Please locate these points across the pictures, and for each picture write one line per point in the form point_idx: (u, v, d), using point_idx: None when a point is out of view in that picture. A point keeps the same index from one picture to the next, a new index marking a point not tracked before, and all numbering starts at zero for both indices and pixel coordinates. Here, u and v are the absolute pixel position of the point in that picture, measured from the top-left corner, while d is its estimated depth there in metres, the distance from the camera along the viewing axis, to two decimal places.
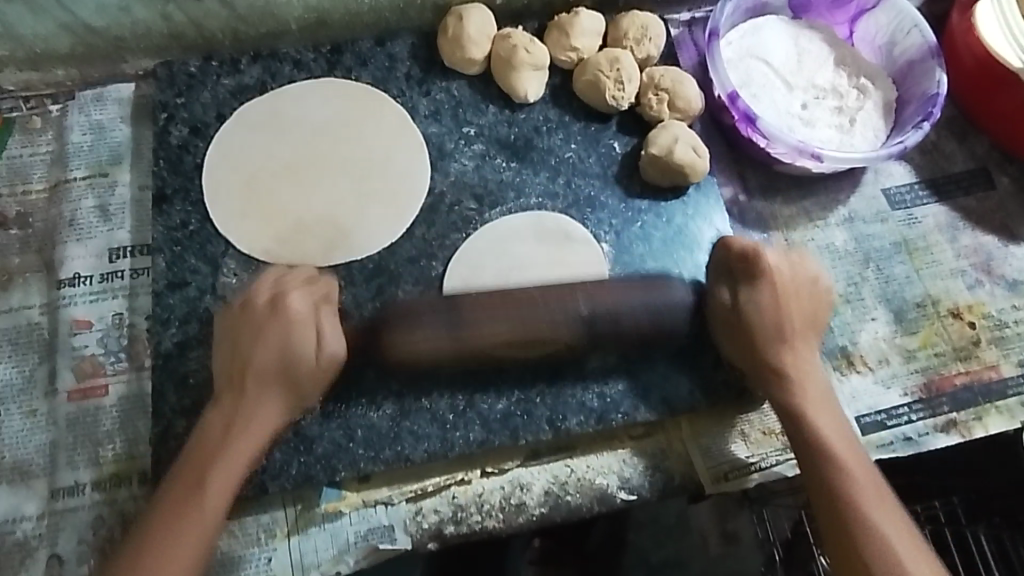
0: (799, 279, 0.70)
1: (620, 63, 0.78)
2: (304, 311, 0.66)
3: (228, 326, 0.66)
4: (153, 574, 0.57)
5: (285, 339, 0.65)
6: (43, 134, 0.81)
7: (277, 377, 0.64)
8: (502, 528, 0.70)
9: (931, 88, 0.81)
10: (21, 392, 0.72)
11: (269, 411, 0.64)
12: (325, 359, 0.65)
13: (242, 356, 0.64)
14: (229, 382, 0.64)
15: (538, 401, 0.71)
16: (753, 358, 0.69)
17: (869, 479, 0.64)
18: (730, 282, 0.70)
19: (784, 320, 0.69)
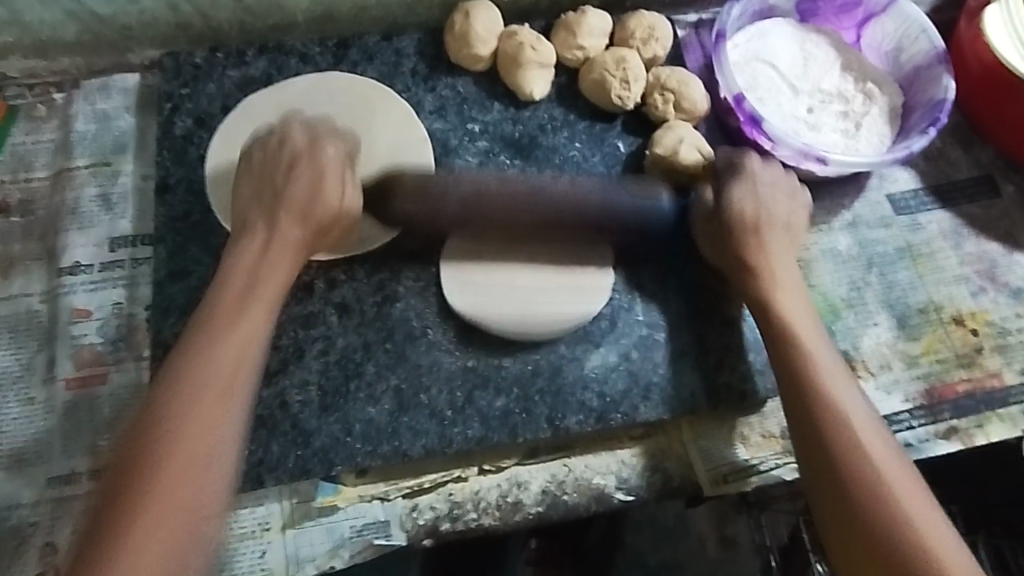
0: (778, 191, 0.72)
1: (627, 62, 0.78)
2: (337, 159, 0.69)
3: (258, 162, 0.69)
4: (171, 453, 0.56)
5: (319, 178, 0.68)
6: (47, 122, 0.80)
7: (302, 217, 0.67)
8: (498, 526, 0.69)
9: (937, 94, 0.81)
10: (19, 379, 0.71)
11: (280, 253, 0.66)
12: (345, 207, 0.68)
13: (272, 181, 0.67)
14: (258, 213, 0.67)
15: (538, 400, 0.70)
16: (737, 266, 0.69)
17: (873, 443, 0.61)
18: (716, 185, 0.72)
19: (761, 225, 0.70)
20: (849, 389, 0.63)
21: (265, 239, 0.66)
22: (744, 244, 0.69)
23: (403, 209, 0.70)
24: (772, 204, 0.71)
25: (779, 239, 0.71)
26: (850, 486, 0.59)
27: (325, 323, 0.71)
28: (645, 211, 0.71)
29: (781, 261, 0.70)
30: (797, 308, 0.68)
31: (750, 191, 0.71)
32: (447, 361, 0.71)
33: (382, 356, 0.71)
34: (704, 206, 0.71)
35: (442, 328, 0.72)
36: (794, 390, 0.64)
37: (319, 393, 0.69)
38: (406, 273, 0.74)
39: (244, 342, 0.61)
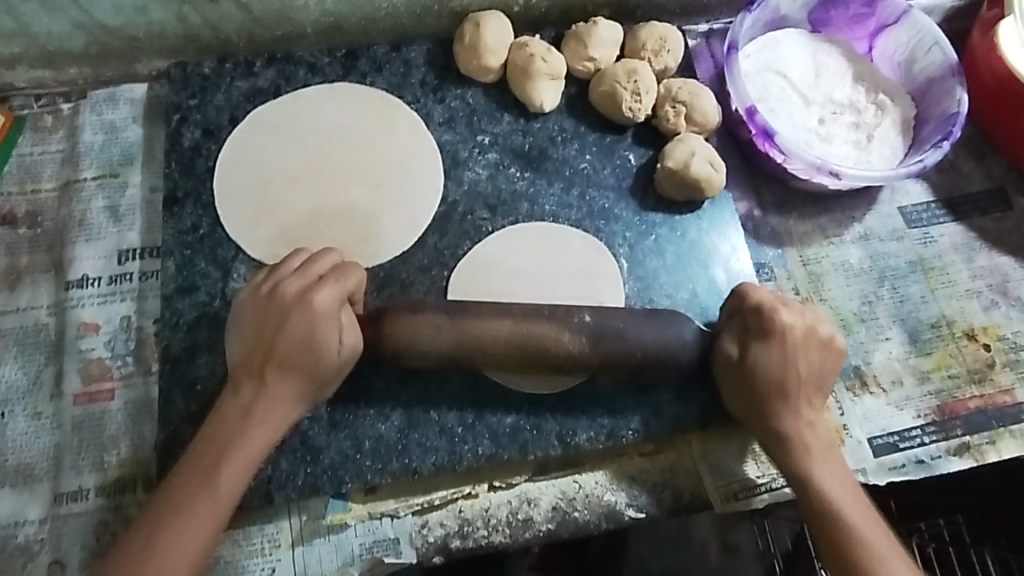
0: (812, 339, 0.67)
1: (637, 74, 0.77)
2: (331, 308, 0.64)
3: (252, 308, 0.65)
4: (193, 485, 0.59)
5: (310, 333, 0.63)
6: (55, 133, 0.80)
7: (298, 368, 0.63)
8: (509, 543, 0.69)
9: (951, 107, 0.80)
10: (27, 394, 0.71)
11: (281, 407, 0.63)
12: (346, 352, 0.64)
13: (265, 345, 0.63)
14: (247, 374, 0.63)
15: (549, 416, 0.70)
16: (756, 417, 0.67)
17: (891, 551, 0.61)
18: (742, 336, 0.68)
19: (787, 377, 0.66)
20: (848, 483, 0.65)
21: (256, 387, 0.63)
22: (764, 397, 0.66)
23: (414, 353, 0.65)
24: (803, 353, 0.67)
25: (809, 399, 0.67)
26: None
27: None
28: (670, 343, 0.68)
29: (807, 421, 0.67)
30: (819, 446, 0.66)
31: (783, 354, 0.66)
32: (457, 377, 0.71)
33: (392, 371, 0.70)
34: (728, 360, 0.68)
35: None
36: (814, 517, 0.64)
37: (328, 409, 0.69)
38: (417, 287, 0.73)
39: (262, 429, 0.62)
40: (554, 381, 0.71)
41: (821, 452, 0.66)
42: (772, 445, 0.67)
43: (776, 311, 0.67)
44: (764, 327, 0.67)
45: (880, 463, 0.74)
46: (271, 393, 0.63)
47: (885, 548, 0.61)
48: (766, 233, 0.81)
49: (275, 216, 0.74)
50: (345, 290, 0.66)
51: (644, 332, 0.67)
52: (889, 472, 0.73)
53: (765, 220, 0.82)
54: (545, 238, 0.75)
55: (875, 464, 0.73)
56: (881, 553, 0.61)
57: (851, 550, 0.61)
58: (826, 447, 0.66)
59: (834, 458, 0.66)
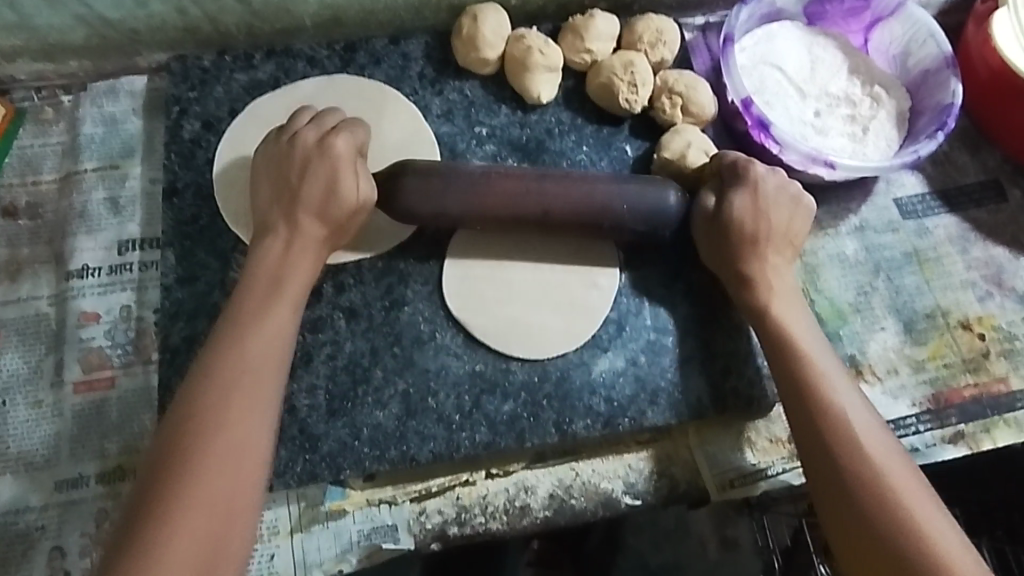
0: (782, 198, 0.71)
1: (634, 66, 0.78)
2: (348, 154, 0.69)
3: (274, 155, 0.69)
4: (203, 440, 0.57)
5: (331, 176, 0.68)
6: (56, 126, 0.81)
7: (320, 210, 0.67)
8: (505, 530, 0.70)
9: (946, 99, 0.81)
10: (27, 383, 0.72)
11: (312, 252, 0.67)
12: (360, 199, 0.68)
13: (290, 181, 0.68)
14: (278, 209, 0.68)
15: (546, 404, 0.71)
16: (735, 275, 0.70)
17: (861, 413, 0.62)
18: (718, 189, 0.71)
19: (762, 226, 0.70)
20: (854, 397, 0.63)
21: (289, 232, 0.67)
22: (741, 247, 0.70)
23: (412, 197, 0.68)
24: (773, 207, 0.70)
25: (780, 252, 0.71)
26: (837, 444, 0.61)
27: (333, 327, 0.72)
28: (654, 206, 0.69)
29: (781, 275, 0.70)
30: (792, 307, 0.69)
31: (752, 200, 0.70)
32: (455, 365, 0.71)
33: (390, 360, 0.71)
34: (705, 211, 0.71)
35: (450, 333, 0.72)
36: (785, 370, 0.65)
37: (327, 397, 0.69)
38: (414, 277, 0.74)
39: (274, 339, 0.63)
40: (542, 348, 0.72)
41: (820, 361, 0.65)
42: (749, 302, 0.69)
43: (751, 164, 0.71)
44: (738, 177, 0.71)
45: None
46: (280, 292, 0.65)
47: (857, 410, 0.62)
48: None
49: None
50: (359, 143, 0.70)
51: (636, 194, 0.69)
52: None
53: None
54: None
55: None
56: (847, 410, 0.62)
57: (817, 402, 0.63)
58: (802, 312, 0.69)
59: (810, 324, 0.69)
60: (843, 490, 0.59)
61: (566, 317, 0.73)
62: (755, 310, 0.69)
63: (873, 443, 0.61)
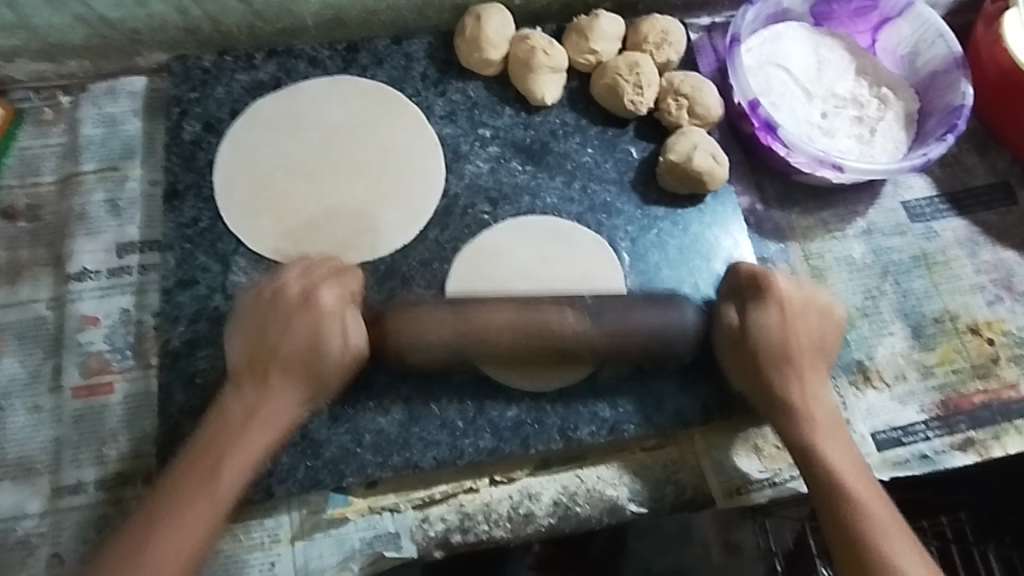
0: (810, 307, 0.68)
1: (640, 67, 0.77)
2: (334, 309, 0.65)
3: (252, 309, 0.65)
4: (176, 504, 0.58)
5: (313, 329, 0.64)
6: (55, 127, 0.80)
7: (302, 369, 0.64)
8: (509, 538, 0.69)
9: (955, 100, 0.80)
10: (27, 387, 0.71)
11: (284, 407, 0.63)
12: (349, 351, 0.64)
13: (265, 332, 0.64)
14: (249, 368, 0.63)
15: (550, 410, 0.70)
16: (759, 392, 0.67)
17: (892, 522, 0.61)
18: (740, 302, 0.68)
19: (790, 351, 0.67)
20: (884, 507, 0.62)
21: (262, 389, 0.63)
22: (767, 367, 0.67)
23: (418, 351, 0.65)
24: (801, 320, 0.68)
25: (816, 371, 0.68)
26: (870, 555, 0.60)
27: None
28: (674, 334, 0.67)
29: (817, 398, 0.67)
30: (824, 417, 0.66)
31: (781, 312, 0.67)
32: (458, 371, 0.70)
33: None
34: (731, 329, 0.68)
35: None
36: (813, 479, 0.64)
37: (329, 403, 0.68)
38: (418, 281, 0.73)
39: (262, 432, 0.62)
40: (541, 380, 0.70)
41: (826, 423, 0.66)
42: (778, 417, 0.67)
43: (771, 276, 0.68)
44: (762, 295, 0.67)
45: (884, 458, 0.73)
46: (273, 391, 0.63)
47: (890, 524, 0.61)
48: (768, 228, 0.81)
49: (275, 211, 0.74)
50: (345, 292, 0.66)
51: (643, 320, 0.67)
52: (893, 467, 0.73)
53: (768, 215, 0.81)
54: (555, 236, 0.75)
55: (878, 459, 0.73)
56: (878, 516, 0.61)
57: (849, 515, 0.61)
58: (832, 421, 0.66)
59: (840, 433, 0.66)
60: (848, 546, 0.61)
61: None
62: (783, 422, 0.66)
63: (902, 555, 0.60)
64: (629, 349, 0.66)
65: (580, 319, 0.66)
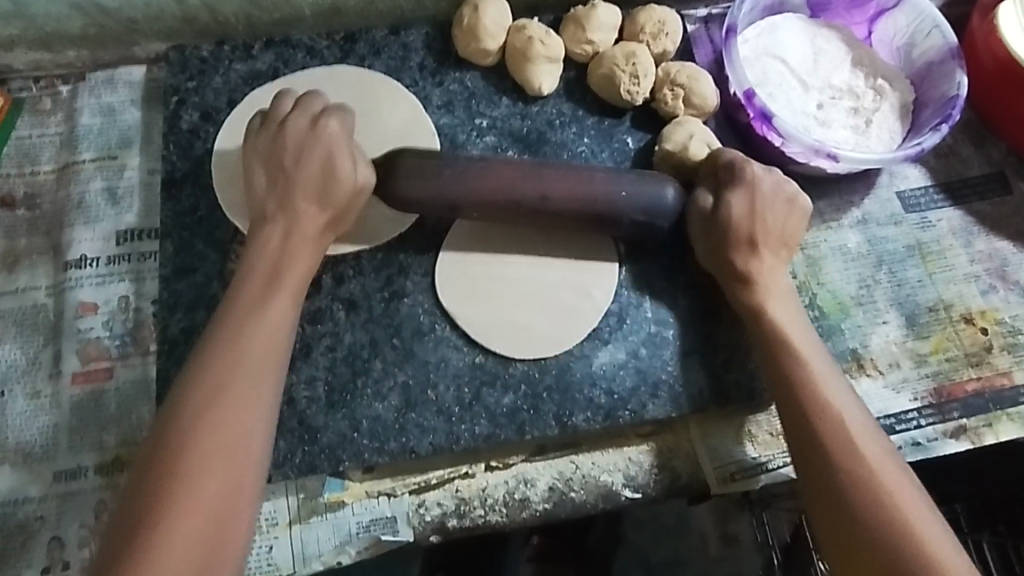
0: (778, 192, 0.70)
1: (636, 57, 0.77)
2: (339, 135, 0.69)
3: (262, 148, 0.69)
4: (190, 458, 0.55)
5: (329, 158, 0.68)
6: (53, 116, 0.80)
7: (319, 192, 0.67)
8: (505, 523, 0.69)
9: (950, 90, 0.80)
10: (26, 374, 0.71)
11: (311, 246, 0.67)
12: (360, 182, 0.68)
13: (284, 165, 0.68)
14: (272, 201, 0.67)
15: (546, 397, 0.70)
16: (728, 271, 0.70)
17: (847, 404, 0.63)
18: (714, 188, 0.71)
19: (756, 223, 0.69)
20: (843, 392, 0.64)
21: (282, 224, 0.67)
22: (733, 243, 0.69)
23: (413, 189, 0.68)
24: (768, 205, 0.70)
25: (773, 250, 0.70)
26: (822, 431, 0.61)
27: (333, 319, 0.71)
28: (648, 202, 0.69)
29: (775, 276, 0.70)
30: (787, 310, 0.69)
31: (748, 200, 0.69)
32: (454, 358, 0.71)
33: (390, 352, 0.71)
34: (702, 208, 0.70)
35: (449, 325, 0.72)
36: (771, 362, 0.66)
37: (326, 389, 0.69)
38: (415, 269, 0.73)
39: (260, 355, 0.61)
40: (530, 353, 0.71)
41: (813, 360, 0.65)
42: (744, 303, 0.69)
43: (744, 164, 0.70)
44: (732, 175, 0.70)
45: None
46: (265, 313, 0.63)
47: (846, 407, 0.63)
48: None
49: None
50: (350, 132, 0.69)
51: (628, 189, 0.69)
52: None
53: None
54: None
55: None
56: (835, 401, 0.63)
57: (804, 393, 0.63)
58: (795, 315, 0.69)
59: (803, 326, 0.68)
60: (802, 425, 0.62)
61: (553, 319, 0.72)
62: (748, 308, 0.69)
63: (860, 434, 0.61)
64: (590, 211, 0.69)
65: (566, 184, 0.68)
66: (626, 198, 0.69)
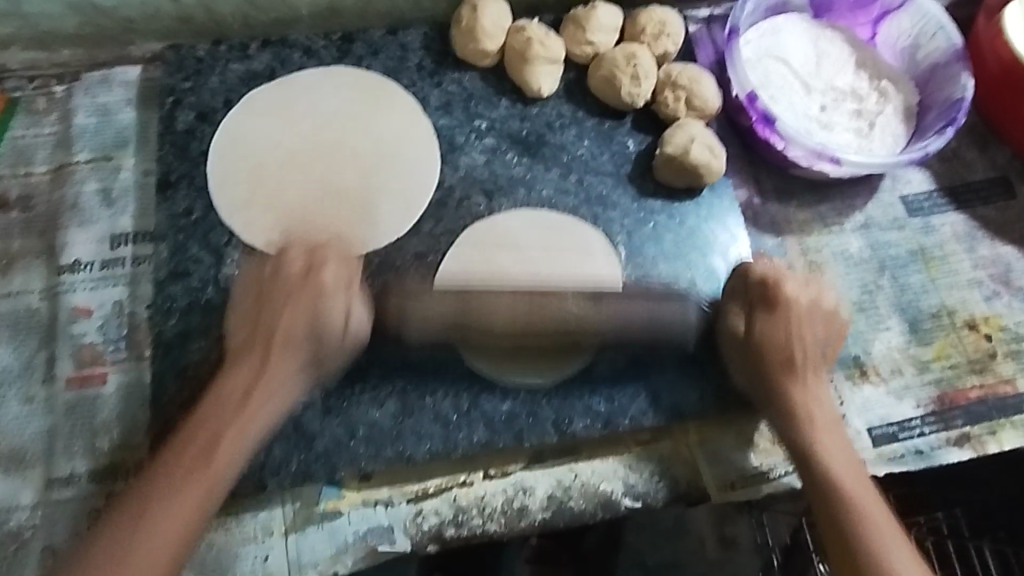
0: (815, 311, 0.69)
1: (637, 58, 0.76)
2: (337, 285, 0.66)
3: (256, 288, 0.66)
4: (146, 516, 0.56)
5: (316, 308, 0.65)
6: (47, 116, 0.79)
7: (303, 345, 0.64)
8: (503, 532, 0.68)
9: (955, 93, 0.79)
10: (19, 378, 0.71)
11: (282, 381, 0.63)
12: (350, 333, 0.66)
13: (264, 320, 0.64)
14: (251, 342, 0.64)
15: (544, 403, 0.70)
16: (761, 389, 0.68)
17: (879, 508, 0.61)
18: (746, 309, 0.70)
19: (793, 350, 0.67)
20: (874, 496, 0.61)
21: (262, 356, 0.63)
22: (767, 370, 0.67)
23: (415, 327, 0.69)
24: (805, 321, 0.68)
25: (814, 369, 0.68)
26: (854, 539, 0.59)
27: None
28: (669, 322, 0.71)
29: (818, 398, 0.67)
30: (823, 415, 0.66)
31: (786, 320, 0.68)
32: (452, 364, 0.70)
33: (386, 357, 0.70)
34: (733, 333, 0.70)
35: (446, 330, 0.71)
36: (803, 465, 0.64)
37: (322, 394, 0.68)
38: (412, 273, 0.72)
39: (240, 438, 0.60)
40: (526, 370, 0.71)
41: (844, 466, 0.63)
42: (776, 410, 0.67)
43: (781, 283, 0.69)
44: (768, 300, 0.69)
45: (879, 453, 0.73)
46: (257, 400, 0.62)
47: (880, 515, 0.60)
48: (766, 222, 0.80)
49: (267, 202, 0.73)
50: (346, 276, 0.67)
51: (635, 314, 0.71)
52: (888, 462, 0.73)
53: (765, 208, 0.81)
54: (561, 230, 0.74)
55: (873, 454, 0.73)
56: (866, 504, 0.61)
57: (836, 495, 0.61)
58: (831, 418, 0.66)
59: (838, 431, 0.66)
60: (833, 531, 0.60)
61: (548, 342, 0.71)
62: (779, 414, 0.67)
63: (891, 543, 0.58)
64: (603, 338, 0.71)
65: (588, 318, 0.70)
66: (638, 324, 0.71)
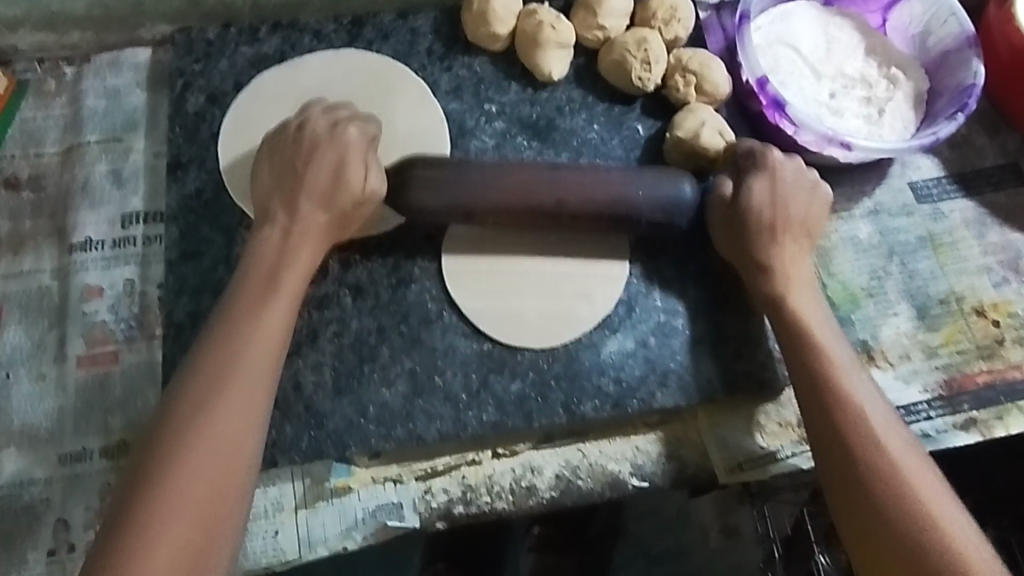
0: (799, 183, 0.70)
1: (648, 43, 0.76)
2: (357, 141, 0.69)
3: (274, 149, 0.69)
4: (158, 495, 0.54)
5: (341, 161, 0.68)
6: (58, 98, 0.79)
7: (325, 198, 0.67)
8: (511, 510, 0.69)
9: (965, 79, 0.79)
10: (31, 357, 0.71)
11: (311, 244, 0.66)
12: (368, 190, 0.68)
13: (297, 167, 0.68)
14: (277, 197, 0.67)
15: (554, 385, 0.70)
16: (745, 258, 0.69)
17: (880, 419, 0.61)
18: (735, 176, 0.70)
19: (777, 217, 0.69)
20: (876, 407, 0.62)
21: (285, 223, 0.66)
22: (755, 236, 0.69)
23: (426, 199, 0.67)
24: (791, 195, 0.69)
25: (796, 239, 0.69)
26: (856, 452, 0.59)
27: (340, 305, 0.71)
28: (668, 201, 0.69)
29: (798, 265, 0.69)
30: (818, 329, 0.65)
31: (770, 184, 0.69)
32: (462, 346, 0.71)
33: (396, 338, 0.70)
34: (723, 197, 0.70)
35: (456, 312, 0.71)
36: (804, 384, 0.63)
37: (333, 375, 0.69)
38: (422, 254, 0.73)
39: (238, 396, 0.58)
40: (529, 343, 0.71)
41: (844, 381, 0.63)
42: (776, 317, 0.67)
43: (767, 151, 0.70)
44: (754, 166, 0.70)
45: None
46: (249, 353, 0.60)
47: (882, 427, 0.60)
48: None
49: None
50: (367, 135, 0.70)
51: (646, 186, 0.68)
52: None
53: None
54: None
55: None
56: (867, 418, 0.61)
57: (837, 409, 0.61)
58: (826, 331, 0.66)
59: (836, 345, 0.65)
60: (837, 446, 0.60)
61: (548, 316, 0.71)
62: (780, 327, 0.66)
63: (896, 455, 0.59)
64: (601, 207, 0.68)
65: (584, 190, 0.67)
66: (642, 197, 0.68)
